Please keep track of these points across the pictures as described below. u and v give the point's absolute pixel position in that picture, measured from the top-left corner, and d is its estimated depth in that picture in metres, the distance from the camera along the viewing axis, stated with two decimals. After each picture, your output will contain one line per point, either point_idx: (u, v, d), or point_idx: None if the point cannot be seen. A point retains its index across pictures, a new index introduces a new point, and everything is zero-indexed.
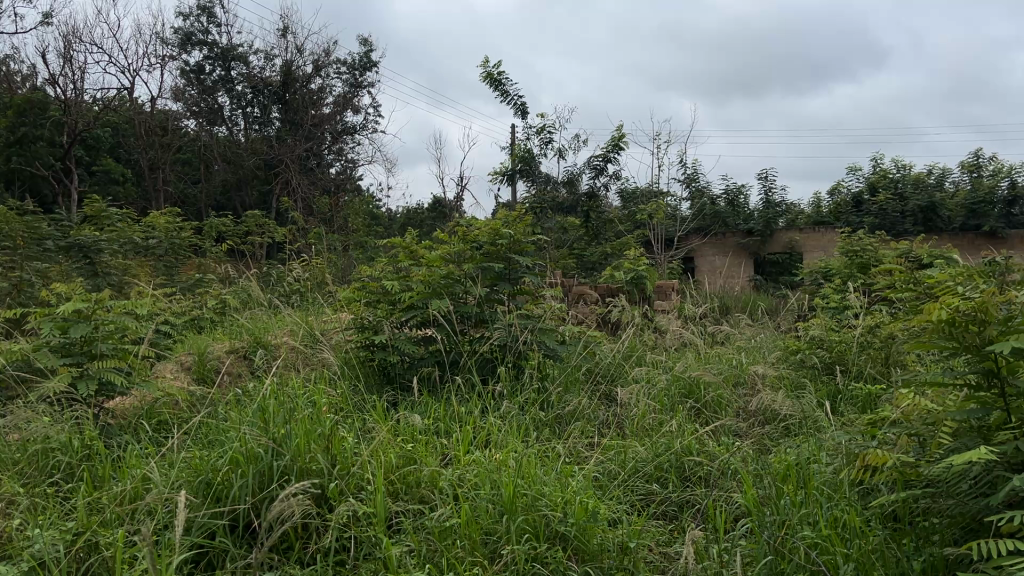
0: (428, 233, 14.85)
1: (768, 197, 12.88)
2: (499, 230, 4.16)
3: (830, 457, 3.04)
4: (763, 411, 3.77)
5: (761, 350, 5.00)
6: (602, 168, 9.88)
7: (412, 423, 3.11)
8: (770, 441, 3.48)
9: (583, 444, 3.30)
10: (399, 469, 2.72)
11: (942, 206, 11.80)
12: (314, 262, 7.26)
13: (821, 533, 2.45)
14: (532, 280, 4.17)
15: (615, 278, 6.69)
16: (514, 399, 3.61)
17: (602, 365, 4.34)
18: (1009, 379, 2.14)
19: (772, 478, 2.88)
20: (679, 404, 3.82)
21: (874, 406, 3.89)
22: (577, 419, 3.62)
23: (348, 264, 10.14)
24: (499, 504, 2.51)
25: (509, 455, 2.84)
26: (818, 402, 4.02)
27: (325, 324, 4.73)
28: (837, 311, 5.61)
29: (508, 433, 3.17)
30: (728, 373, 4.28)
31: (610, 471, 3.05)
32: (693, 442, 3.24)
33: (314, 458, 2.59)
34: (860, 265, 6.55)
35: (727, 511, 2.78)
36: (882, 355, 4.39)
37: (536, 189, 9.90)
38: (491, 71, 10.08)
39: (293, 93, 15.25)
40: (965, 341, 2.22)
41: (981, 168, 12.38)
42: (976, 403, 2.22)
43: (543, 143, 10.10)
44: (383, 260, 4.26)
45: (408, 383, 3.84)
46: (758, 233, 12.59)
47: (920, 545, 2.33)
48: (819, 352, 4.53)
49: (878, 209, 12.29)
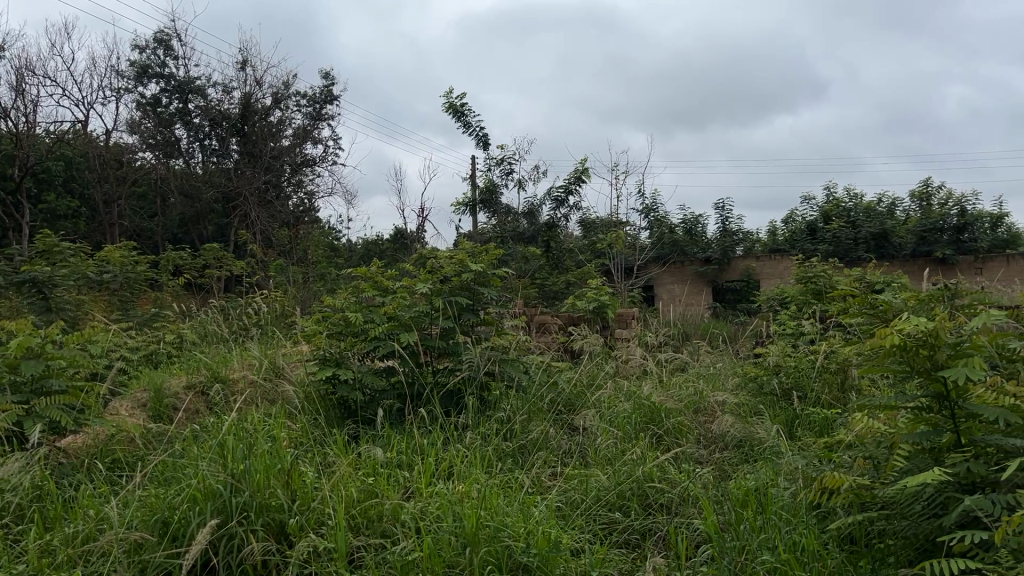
0: (389, 264, 14.80)
1: (725, 225, 13.07)
2: (465, 262, 4.18)
3: (787, 481, 3.08)
4: (723, 436, 3.81)
5: (720, 377, 5.01)
6: (564, 200, 10.00)
7: (373, 456, 3.09)
8: (729, 467, 3.52)
9: (547, 474, 3.30)
10: (360, 503, 2.69)
11: (894, 233, 12.08)
12: (273, 293, 7.18)
13: (780, 557, 2.48)
14: (496, 309, 4.19)
15: (577, 307, 6.70)
16: (477, 430, 3.60)
17: (563, 393, 4.32)
18: (959, 403, 2.21)
19: (732, 504, 2.90)
20: (640, 432, 3.83)
21: (830, 430, 3.97)
22: (539, 449, 3.62)
23: (308, 295, 10.05)
24: (461, 536, 2.49)
25: (472, 487, 2.81)
26: (776, 427, 4.08)
27: (285, 356, 4.69)
28: (794, 336, 5.72)
29: (470, 464, 3.16)
30: (687, 399, 4.30)
31: (573, 500, 3.03)
32: (654, 469, 3.24)
33: (274, 494, 2.56)
34: (815, 291, 6.70)
35: (688, 537, 2.80)
36: (837, 380, 4.46)
37: (497, 218, 10.22)
38: (453, 102, 10.21)
39: (251, 126, 15.10)
40: (917, 365, 2.27)
41: (930, 196, 12.73)
42: (926, 425, 2.28)
43: (505, 174, 10.21)
44: (344, 291, 4.20)
45: (371, 416, 3.82)
46: (715, 261, 12.81)
47: (876, 567, 2.37)
48: (777, 378, 4.56)
49: (832, 236, 12.54)
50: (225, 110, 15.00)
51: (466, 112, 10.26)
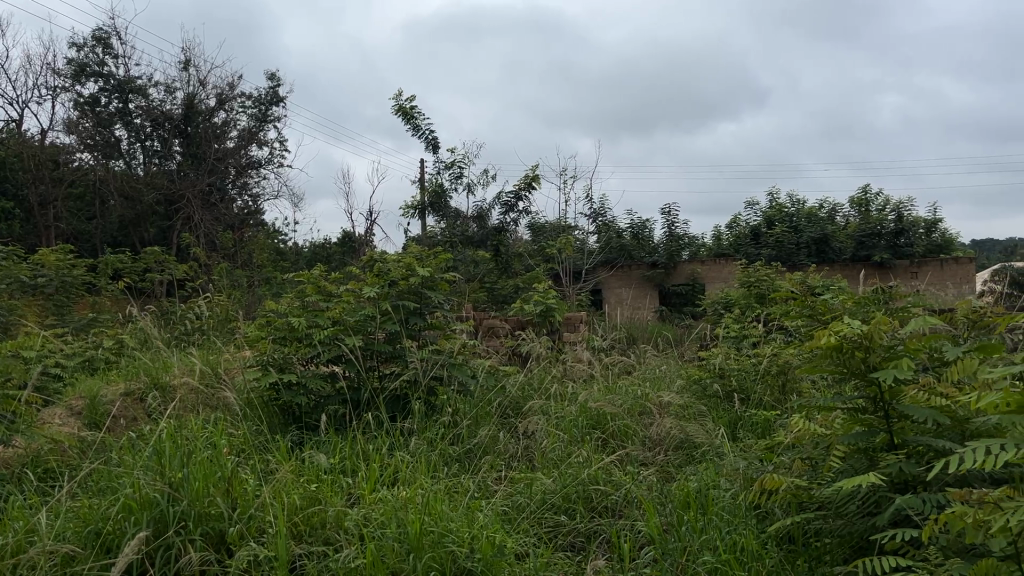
0: (336, 267, 14.65)
1: (671, 230, 13.24)
2: (413, 266, 4.16)
3: (728, 482, 3.13)
4: (668, 439, 3.86)
5: (665, 380, 5.07)
6: (513, 205, 10.03)
7: (316, 462, 3.06)
8: (672, 468, 3.56)
9: (493, 479, 3.30)
10: (303, 511, 2.65)
11: (834, 238, 12.38)
12: (216, 298, 7.04)
13: (720, 557, 2.51)
14: (444, 313, 4.18)
15: (525, 311, 6.69)
16: (423, 435, 3.58)
17: (510, 397, 4.32)
18: (892, 404, 2.28)
19: (674, 505, 2.93)
20: (586, 435, 3.85)
21: (771, 431, 4.05)
22: (486, 453, 3.62)
23: (253, 300, 9.88)
24: (405, 542, 2.47)
25: (416, 492, 2.79)
26: (718, 429, 4.14)
27: (228, 361, 4.61)
28: (737, 339, 5.82)
29: (415, 469, 3.14)
30: (633, 403, 4.33)
31: (518, 504, 3.03)
32: (599, 472, 3.26)
33: (214, 502, 2.51)
34: (757, 295, 6.82)
35: (632, 539, 2.83)
36: (778, 381, 4.55)
37: (445, 222, 10.20)
38: (402, 104, 10.17)
39: (195, 127, 14.84)
40: (852, 367, 2.33)
41: (868, 202, 13.08)
42: (861, 426, 2.34)
43: (454, 178, 10.20)
44: (289, 295, 4.14)
45: (315, 422, 3.78)
46: (662, 265, 12.97)
47: (813, 565, 2.43)
48: (720, 381, 4.63)
49: (775, 241, 12.78)
50: (167, 110, 14.69)
51: (416, 114, 10.22)
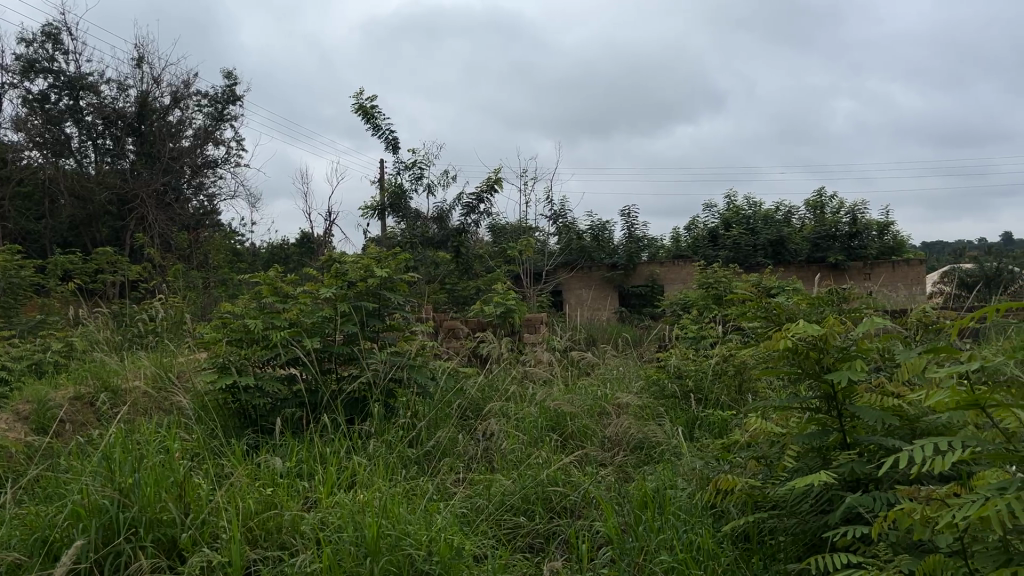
0: (294, 268, 14.50)
1: (631, 231, 13.34)
2: (371, 267, 4.13)
3: (685, 481, 3.16)
4: (626, 439, 3.88)
5: (624, 380, 5.10)
6: (474, 206, 10.02)
7: (272, 466, 3.02)
8: (630, 468, 3.58)
9: (451, 481, 3.29)
10: (258, 515, 2.61)
11: (790, 240, 12.58)
12: (170, 300, 6.91)
13: (676, 557, 2.53)
14: (403, 315, 4.16)
15: (485, 312, 6.68)
16: (382, 438, 3.56)
17: (470, 398, 4.31)
18: (845, 404, 2.32)
19: (631, 505, 2.95)
20: (545, 436, 3.85)
21: (727, 431, 4.10)
22: (444, 455, 3.61)
23: (208, 302, 9.73)
24: (362, 546, 2.45)
25: (374, 495, 2.77)
26: (676, 428, 4.18)
27: (181, 364, 4.53)
28: (695, 340, 5.88)
29: (373, 472, 3.11)
30: (592, 403, 4.35)
31: (477, 506, 3.02)
32: (558, 472, 3.27)
33: (166, 508, 2.46)
34: (715, 296, 6.90)
35: (590, 539, 2.84)
36: (735, 381, 4.60)
37: (405, 223, 10.16)
38: (363, 103, 10.09)
39: (149, 125, 14.59)
40: (806, 368, 2.36)
41: (823, 205, 13.31)
42: (815, 425, 2.38)
43: (414, 179, 10.15)
44: (245, 296, 4.07)
45: (272, 425, 3.74)
46: (621, 266, 13.06)
47: (767, 563, 2.46)
48: (678, 381, 4.67)
49: (732, 243, 12.94)
50: (120, 108, 14.46)
51: (376, 114, 10.16)
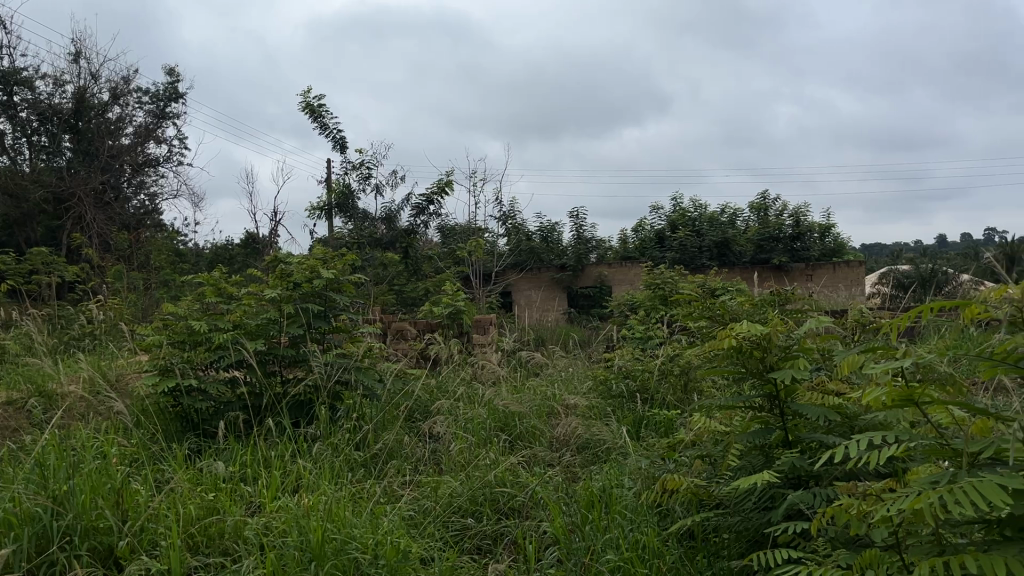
0: (239, 269, 14.25)
1: (579, 233, 13.43)
2: (317, 268, 4.08)
3: (631, 480, 3.18)
4: (574, 440, 3.89)
5: (572, 381, 5.13)
6: (424, 208, 9.98)
7: (215, 471, 2.97)
8: (577, 468, 3.60)
9: (399, 483, 3.26)
10: (199, 520, 2.56)
11: (734, 242, 12.81)
12: (110, 301, 6.74)
13: (623, 555, 2.55)
14: (350, 317, 4.12)
15: (434, 313, 6.64)
16: (328, 440, 3.52)
17: (418, 400, 4.28)
18: (787, 402, 2.37)
19: (578, 506, 2.96)
20: (493, 437, 3.85)
21: (673, 430, 4.15)
22: (392, 458, 3.58)
23: (150, 303, 9.51)
24: (307, 551, 2.41)
25: (319, 499, 2.73)
26: (623, 429, 4.22)
27: (120, 367, 4.42)
28: (642, 340, 5.94)
29: (318, 476, 3.08)
30: (541, 404, 4.36)
31: (424, 508, 3.00)
32: (506, 474, 3.26)
33: (102, 515, 2.40)
34: (661, 297, 6.98)
35: (537, 540, 2.84)
36: (681, 381, 4.66)
37: (353, 223, 10.07)
38: (310, 102, 9.96)
39: (87, 122, 14.17)
40: (750, 366, 2.40)
41: (766, 208, 13.58)
42: (758, 424, 2.43)
43: (362, 179, 10.06)
44: (187, 298, 3.99)
45: (214, 429, 3.67)
46: (570, 268, 13.14)
47: (711, 561, 2.50)
48: (625, 381, 4.71)
49: (678, 245, 13.12)
50: (57, 105, 13.96)
51: (324, 113, 10.04)
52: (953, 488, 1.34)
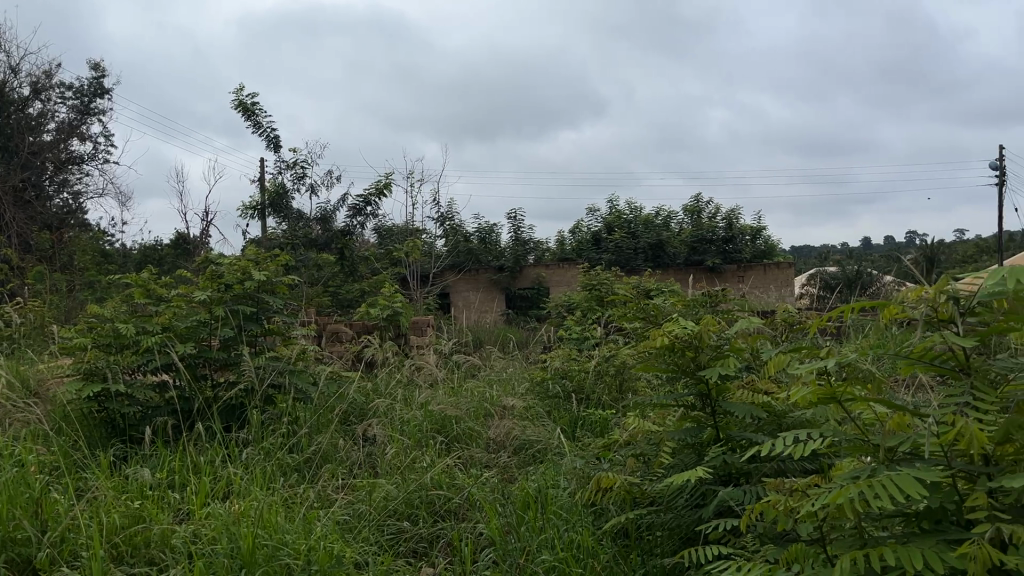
0: (169, 270, 13.86)
1: (517, 234, 13.46)
2: (248, 269, 3.99)
3: (566, 480, 3.20)
4: (511, 441, 3.89)
5: (509, 382, 5.13)
6: (360, 209, 9.87)
7: (141, 478, 2.89)
8: (514, 469, 3.61)
9: (334, 487, 3.22)
10: (124, 530, 2.49)
11: (669, 244, 13.01)
12: (31, 304, 6.48)
13: (558, 555, 2.56)
14: (283, 319, 4.05)
15: (370, 315, 6.57)
16: (260, 445, 3.46)
17: (353, 403, 4.23)
18: (718, 401, 2.41)
19: (514, 507, 2.96)
20: (430, 439, 3.82)
21: (608, 430, 4.19)
22: (326, 462, 3.53)
23: (74, 305, 9.19)
24: (237, 558, 2.36)
25: (250, 504, 2.68)
26: (560, 429, 4.24)
27: (41, 372, 4.26)
28: (579, 341, 5.99)
29: (250, 481, 3.02)
30: (478, 406, 4.35)
31: (359, 512, 2.96)
32: (443, 476, 3.25)
33: (20, 526, 2.32)
34: (597, 298, 7.05)
35: (473, 541, 2.84)
36: (616, 381, 4.71)
37: (288, 224, 9.91)
38: (243, 100, 9.76)
39: (7, 117, 13.48)
40: (683, 365, 2.44)
41: (700, 210, 13.83)
42: (690, 422, 2.47)
43: (296, 179, 9.91)
44: (113, 300, 3.88)
45: (141, 435, 3.57)
46: (508, 269, 13.16)
47: (645, 559, 2.53)
48: (562, 382, 4.74)
49: (615, 246, 13.27)
50: None
51: (257, 111, 9.85)
52: (873, 483, 1.39)
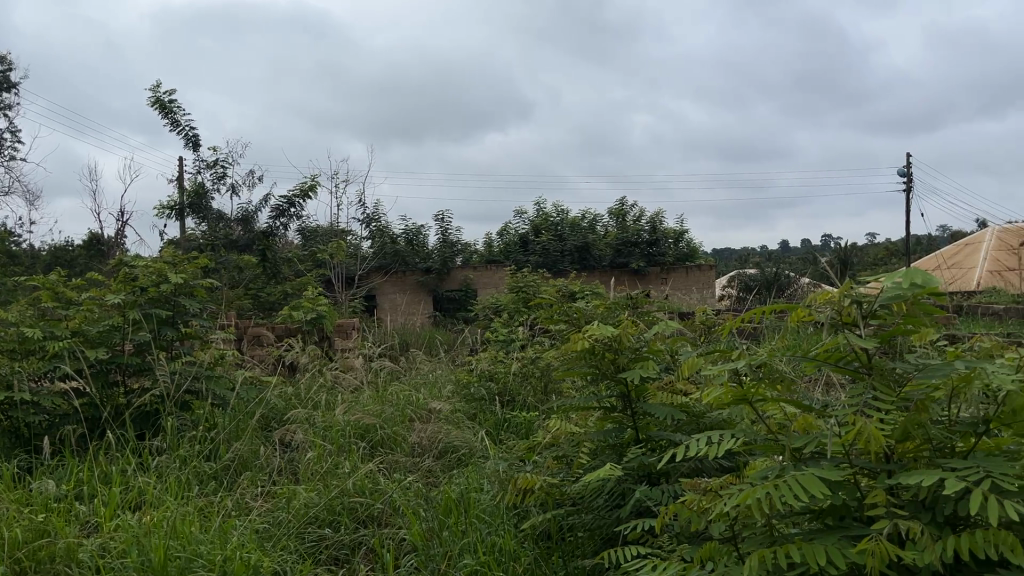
0: (80, 271, 13.32)
1: (444, 236, 13.41)
2: (164, 272, 3.87)
3: (490, 484, 3.20)
4: (436, 445, 3.86)
5: (435, 385, 5.11)
6: (284, 210, 9.69)
7: (47, 490, 2.77)
8: (438, 474, 3.59)
9: (252, 495, 3.15)
10: (26, 545, 2.39)
11: (595, 246, 13.16)
12: None
13: (479, 559, 2.56)
14: (201, 323, 3.94)
15: (293, 318, 6.45)
16: (175, 453, 3.36)
17: (274, 408, 4.15)
18: (637, 402, 2.45)
19: (436, 511, 2.94)
20: (352, 445, 3.77)
21: (533, 432, 4.21)
22: (245, 469, 3.45)
23: None
24: (147, 571, 2.29)
25: (163, 515, 2.60)
26: (485, 432, 4.23)
27: None
28: (505, 343, 6.00)
29: (163, 491, 2.93)
30: (403, 409, 4.31)
31: (278, 520, 2.90)
32: (365, 482, 3.20)
33: None
34: (524, 300, 7.09)
35: (395, 547, 2.81)
36: (541, 382, 4.74)
37: (208, 225, 9.66)
38: (160, 96, 9.47)
39: None
40: (603, 368, 2.47)
41: (625, 213, 14.03)
42: (611, 423, 2.51)
43: (216, 179, 9.67)
44: (18, 303, 3.71)
45: (48, 444, 3.43)
46: (435, 271, 13.10)
47: (566, 560, 2.55)
48: (487, 384, 4.74)
49: (541, 248, 13.36)
50: None
51: (174, 108, 9.57)
52: (779, 483, 1.43)
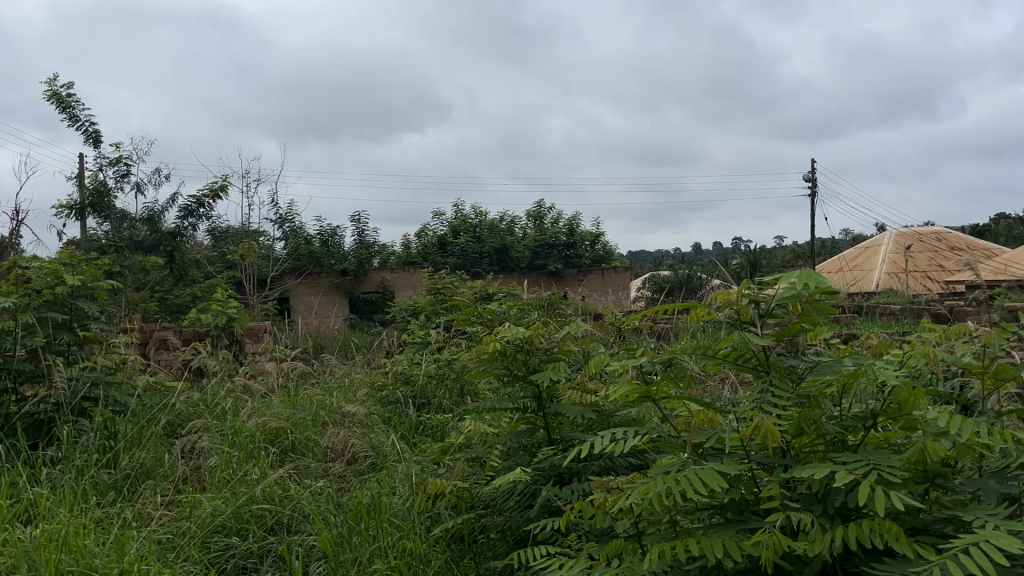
0: None
1: (361, 238, 13.24)
2: (61, 274, 3.70)
3: (402, 487, 3.17)
4: (349, 450, 3.81)
5: (349, 388, 5.03)
6: (193, 210, 9.40)
7: None
8: (350, 478, 3.54)
9: (155, 504, 3.04)
10: None
11: (512, 248, 13.21)
12: None
13: (390, 563, 2.53)
14: (101, 327, 3.79)
15: (202, 322, 6.25)
16: (71, 462, 3.22)
17: (179, 414, 4.02)
18: (549, 403, 2.48)
19: (348, 516, 2.89)
20: (262, 450, 3.68)
21: (448, 434, 4.19)
22: (147, 478, 3.33)
23: None
24: None
25: (56, 527, 2.49)
26: (399, 436, 4.20)
27: None
28: (421, 346, 5.96)
29: (57, 502, 2.80)
30: (315, 414, 4.24)
31: (182, 530, 2.81)
32: (274, 488, 3.13)
33: None
34: (441, 302, 7.05)
35: (304, 553, 2.76)
36: (456, 385, 4.73)
37: (110, 224, 9.29)
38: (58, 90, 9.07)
39: None
40: (514, 369, 2.49)
41: (542, 216, 14.14)
42: (523, 424, 2.52)
43: (120, 177, 9.30)
44: None
45: None
46: (351, 273, 12.91)
47: (477, 563, 2.55)
48: (402, 388, 4.70)
49: (459, 250, 13.33)
50: None
51: (73, 103, 9.17)
52: (680, 478, 1.46)
